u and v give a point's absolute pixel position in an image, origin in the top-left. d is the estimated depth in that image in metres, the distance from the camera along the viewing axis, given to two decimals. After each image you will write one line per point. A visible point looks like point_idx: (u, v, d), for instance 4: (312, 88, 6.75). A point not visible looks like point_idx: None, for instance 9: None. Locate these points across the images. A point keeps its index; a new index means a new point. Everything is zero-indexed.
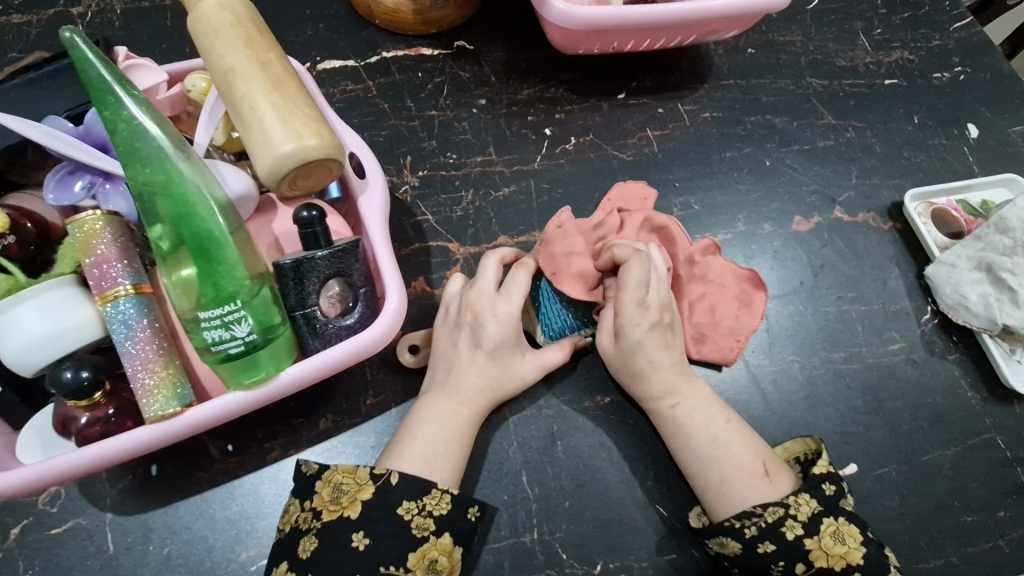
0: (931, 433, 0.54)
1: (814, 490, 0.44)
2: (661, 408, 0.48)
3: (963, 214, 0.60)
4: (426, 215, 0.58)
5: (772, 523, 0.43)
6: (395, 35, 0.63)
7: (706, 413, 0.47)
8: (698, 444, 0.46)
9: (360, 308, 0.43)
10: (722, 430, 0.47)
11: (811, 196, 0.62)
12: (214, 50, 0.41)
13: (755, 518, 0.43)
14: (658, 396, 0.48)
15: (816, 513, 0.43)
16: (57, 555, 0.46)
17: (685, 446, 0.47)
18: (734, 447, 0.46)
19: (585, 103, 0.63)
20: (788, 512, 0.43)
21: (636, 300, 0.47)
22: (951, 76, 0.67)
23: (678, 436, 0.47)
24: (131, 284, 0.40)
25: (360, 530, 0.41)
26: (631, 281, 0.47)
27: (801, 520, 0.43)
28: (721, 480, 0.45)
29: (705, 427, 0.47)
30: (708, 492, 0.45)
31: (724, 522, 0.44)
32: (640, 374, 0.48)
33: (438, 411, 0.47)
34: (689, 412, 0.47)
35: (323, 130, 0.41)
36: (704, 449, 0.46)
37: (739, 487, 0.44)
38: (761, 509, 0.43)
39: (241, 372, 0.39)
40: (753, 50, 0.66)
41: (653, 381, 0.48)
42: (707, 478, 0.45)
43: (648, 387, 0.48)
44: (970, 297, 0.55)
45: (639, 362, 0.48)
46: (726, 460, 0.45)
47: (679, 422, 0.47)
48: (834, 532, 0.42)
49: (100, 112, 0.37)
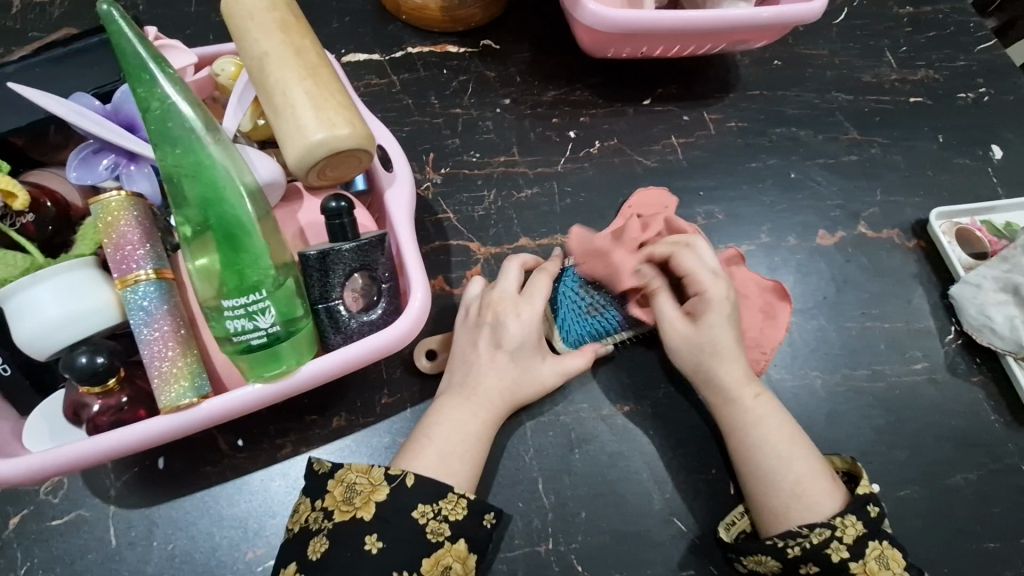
0: (954, 456, 0.53)
1: (860, 512, 0.42)
2: (737, 400, 0.46)
3: (987, 234, 0.60)
4: (448, 213, 0.57)
5: (817, 545, 0.41)
6: (421, 31, 0.62)
7: (777, 415, 0.46)
8: (762, 447, 0.44)
9: (383, 303, 0.41)
10: (791, 433, 0.45)
11: (835, 210, 0.61)
12: (249, 35, 0.40)
13: (801, 539, 0.41)
14: (737, 385, 0.47)
15: (861, 536, 0.41)
16: (58, 547, 0.44)
17: (749, 446, 0.45)
18: (798, 453, 0.44)
19: (610, 108, 0.62)
20: (834, 534, 0.41)
21: (706, 279, 0.48)
22: (975, 97, 0.66)
23: (740, 435, 0.46)
24: (152, 269, 0.39)
25: (372, 533, 0.39)
26: (693, 261, 0.49)
27: (846, 543, 0.41)
28: (772, 494, 0.43)
29: (776, 426, 0.45)
30: (766, 504, 0.43)
31: (767, 540, 0.43)
32: (716, 362, 0.47)
33: (457, 413, 0.46)
34: (764, 409, 0.46)
35: (356, 120, 0.40)
36: (770, 451, 0.44)
37: (798, 496, 0.42)
38: (807, 529, 0.41)
39: (262, 364, 0.38)
40: (779, 62, 0.66)
41: (729, 371, 0.47)
42: (765, 486, 0.43)
43: (728, 373, 0.47)
44: (995, 319, 0.54)
45: (719, 348, 0.47)
46: (791, 464, 0.44)
47: (755, 416, 0.46)
48: (878, 556, 0.41)
49: (134, 90, 0.36)
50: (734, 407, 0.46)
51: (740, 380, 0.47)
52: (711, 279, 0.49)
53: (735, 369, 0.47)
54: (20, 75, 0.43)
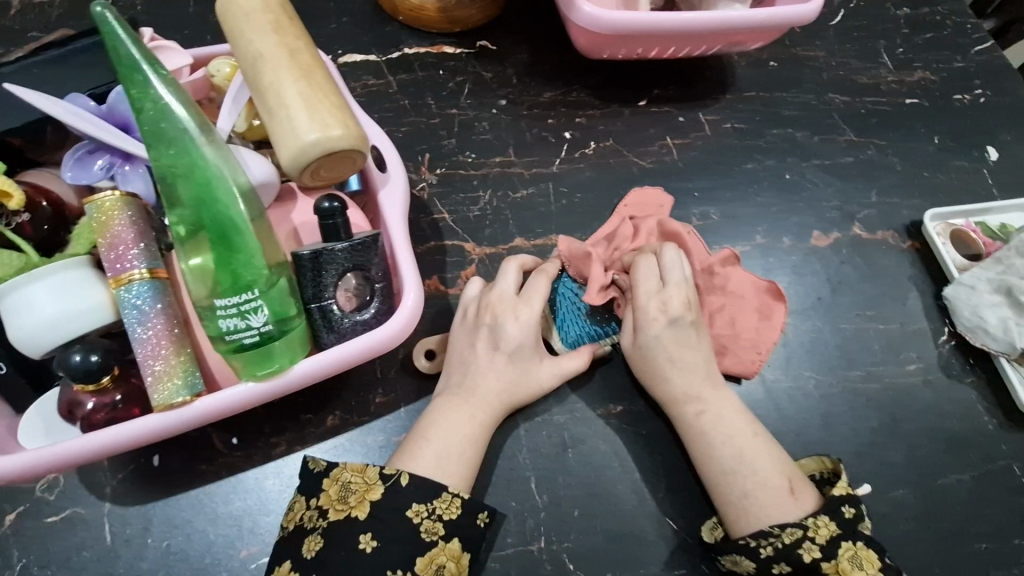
0: (947, 457, 0.53)
1: (834, 513, 0.42)
2: (684, 415, 0.47)
3: (982, 236, 0.60)
4: (444, 213, 0.57)
5: (789, 545, 0.41)
6: (419, 32, 0.62)
7: (731, 424, 0.46)
8: (716, 455, 0.45)
9: (377, 303, 0.42)
10: (745, 446, 0.45)
11: (831, 211, 0.61)
12: (244, 37, 0.41)
13: (772, 539, 0.42)
14: (680, 400, 0.48)
15: (835, 536, 0.42)
16: (53, 544, 0.44)
17: (703, 454, 0.46)
18: (751, 465, 0.44)
19: (607, 108, 0.62)
20: (806, 534, 0.41)
21: (650, 294, 0.48)
22: (971, 98, 0.66)
23: (695, 447, 0.46)
24: (146, 268, 0.39)
25: (368, 532, 0.40)
26: (645, 275, 0.49)
27: (819, 543, 0.41)
28: (734, 496, 0.44)
29: (728, 439, 0.46)
30: (728, 506, 0.44)
31: (739, 541, 0.43)
32: (658, 377, 0.48)
33: (454, 414, 0.46)
34: (714, 421, 0.46)
35: (349, 121, 0.40)
36: (720, 463, 0.45)
37: (746, 506, 0.43)
38: (778, 529, 0.42)
39: (255, 363, 0.38)
40: (776, 63, 0.66)
41: (673, 382, 0.48)
42: (725, 489, 0.44)
43: (673, 386, 0.48)
44: (989, 320, 0.54)
45: (656, 364, 0.48)
46: (740, 476, 0.44)
47: (701, 431, 0.46)
48: (852, 556, 0.41)
49: (128, 91, 0.37)
50: (686, 421, 0.47)
51: (686, 396, 0.47)
52: (660, 293, 0.48)
53: (681, 381, 0.48)
54: (17, 75, 0.43)
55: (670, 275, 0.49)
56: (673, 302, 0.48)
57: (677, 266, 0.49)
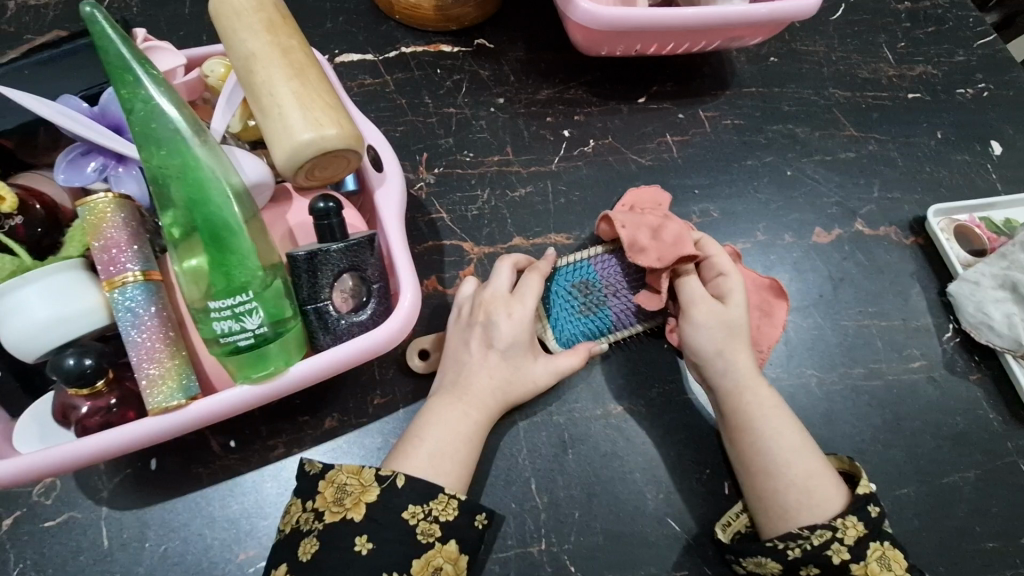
0: (952, 455, 0.52)
1: (860, 512, 0.42)
2: (746, 396, 0.46)
3: (986, 231, 0.59)
4: (441, 212, 0.57)
5: (818, 546, 0.41)
6: (415, 31, 0.62)
7: (781, 411, 0.46)
8: (773, 441, 0.44)
9: (373, 304, 0.41)
10: (796, 430, 0.45)
11: (832, 207, 0.61)
12: (236, 35, 0.40)
13: (801, 541, 0.41)
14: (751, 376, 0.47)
15: (862, 537, 0.41)
16: (50, 548, 0.44)
17: (754, 443, 0.45)
18: (801, 451, 0.44)
19: (605, 106, 0.62)
20: (835, 535, 0.41)
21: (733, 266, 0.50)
22: (974, 92, 0.66)
23: (746, 433, 0.45)
24: (140, 270, 0.39)
25: (363, 534, 0.39)
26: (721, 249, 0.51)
27: (848, 544, 0.41)
28: (779, 490, 0.43)
29: (783, 424, 0.45)
30: (778, 498, 0.43)
31: (767, 543, 0.42)
32: (740, 345, 0.48)
33: (449, 412, 0.45)
34: (770, 402, 0.46)
35: (344, 121, 0.40)
36: (772, 447, 0.44)
37: (797, 497, 0.42)
38: (808, 531, 0.41)
39: (250, 365, 0.38)
40: (776, 58, 0.65)
41: (746, 356, 0.48)
42: (773, 480, 0.43)
43: (747, 358, 0.48)
44: (994, 316, 0.53)
45: (740, 332, 0.48)
46: (795, 463, 0.43)
47: (759, 415, 0.45)
48: (879, 557, 0.41)
49: (117, 90, 0.36)
50: (745, 402, 0.46)
51: (752, 373, 0.47)
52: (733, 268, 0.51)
53: (747, 356, 0.48)
54: (10, 77, 0.43)
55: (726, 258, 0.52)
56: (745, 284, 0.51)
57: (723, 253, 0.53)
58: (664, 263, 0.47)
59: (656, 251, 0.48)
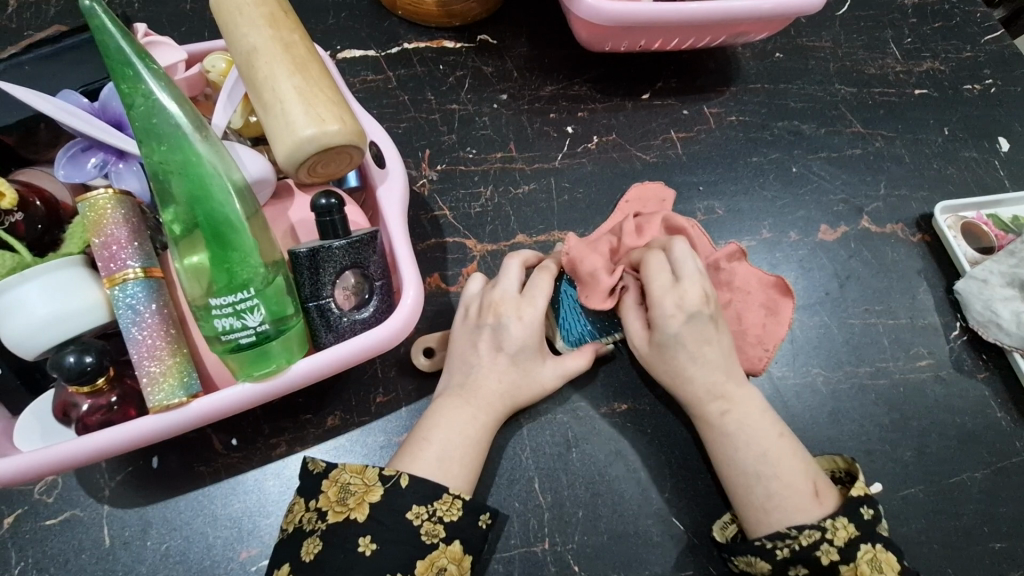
0: (959, 455, 0.52)
1: (852, 514, 0.41)
2: (708, 414, 0.46)
3: (993, 228, 0.59)
4: (444, 210, 0.56)
5: (807, 546, 0.40)
6: (418, 27, 0.61)
7: (758, 425, 0.45)
8: (743, 456, 0.44)
9: (376, 301, 0.41)
10: (773, 445, 0.44)
11: (838, 205, 0.60)
12: (238, 30, 0.40)
13: (789, 541, 0.41)
14: (704, 398, 0.46)
15: (853, 538, 0.41)
16: (51, 547, 0.44)
17: (725, 457, 0.44)
18: (775, 465, 0.43)
19: (609, 102, 0.61)
20: (824, 536, 0.40)
21: (665, 291, 0.45)
22: (981, 88, 0.65)
23: (717, 447, 0.45)
24: (141, 267, 0.39)
25: (366, 534, 0.39)
26: (656, 271, 0.46)
27: (837, 545, 0.40)
28: (752, 501, 0.43)
29: (754, 440, 0.44)
30: (751, 510, 0.43)
31: (754, 541, 0.42)
32: (680, 374, 0.46)
33: (455, 414, 0.45)
34: (741, 420, 0.45)
35: (346, 116, 0.39)
36: (744, 459, 0.44)
37: (769, 508, 0.42)
38: (796, 531, 0.40)
39: (252, 363, 0.37)
40: (782, 54, 0.65)
41: (694, 382, 0.46)
42: (746, 492, 0.43)
43: (696, 384, 0.46)
44: (1002, 314, 0.53)
45: (678, 361, 0.46)
46: (764, 479, 0.43)
47: (729, 430, 0.45)
48: (871, 559, 0.40)
49: (117, 85, 0.36)
50: (710, 417, 0.45)
51: (709, 394, 0.46)
52: (674, 289, 0.45)
53: (698, 381, 0.46)
54: (10, 73, 0.43)
55: (682, 270, 0.46)
56: (686, 298, 0.45)
57: (688, 259, 0.46)
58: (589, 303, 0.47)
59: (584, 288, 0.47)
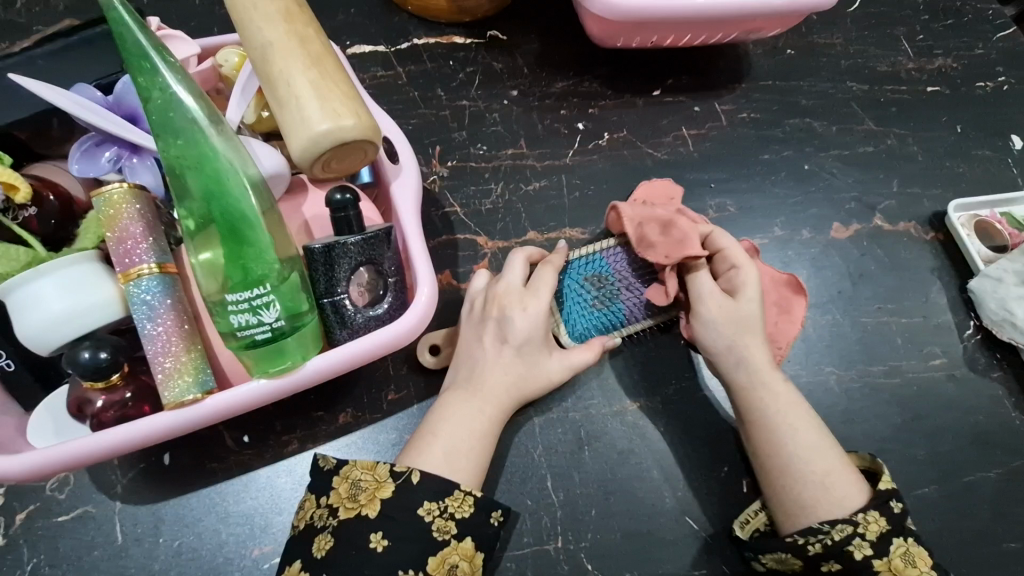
0: (973, 455, 0.51)
1: (883, 507, 0.41)
2: (755, 394, 0.45)
3: (1008, 227, 0.58)
4: (455, 206, 0.56)
5: (838, 542, 0.40)
6: (427, 22, 0.61)
7: (799, 408, 0.45)
8: (788, 440, 0.43)
9: (389, 298, 0.41)
10: (813, 428, 0.44)
11: (850, 203, 0.60)
12: (252, 23, 0.40)
13: (821, 536, 0.40)
14: (761, 373, 0.46)
15: (885, 533, 0.40)
16: (63, 544, 0.44)
17: (767, 442, 0.44)
18: (818, 450, 0.43)
19: (620, 99, 0.61)
20: (856, 530, 0.40)
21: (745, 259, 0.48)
22: (994, 86, 0.64)
23: (758, 432, 0.44)
24: (156, 263, 0.39)
25: (378, 530, 0.39)
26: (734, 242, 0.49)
27: (869, 540, 0.40)
28: (792, 490, 0.42)
29: (797, 422, 0.44)
30: (793, 496, 0.42)
31: (788, 537, 0.41)
32: (750, 342, 0.46)
33: (464, 408, 0.45)
34: (787, 400, 0.45)
35: (361, 111, 0.39)
36: (789, 444, 0.43)
37: (813, 495, 0.41)
38: (829, 526, 0.40)
39: (266, 360, 0.37)
40: (793, 51, 0.64)
41: (759, 351, 0.46)
42: (787, 479, 0.42)
43: (758, 355, 0.46)
44: (1018, 313, 0.52)
45: (753, 326, 0.47)
46: (812, 462, 0.42)
47: (774, 412, 0.44)
48: (903, 554, 0.40)
49: (134, 79, 0.36)
50: (758, 396, 0.45)
51: (761, 370, 0.46)
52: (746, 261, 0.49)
53: (762, 350, 0.47)
54: (23, 66, 0.43)
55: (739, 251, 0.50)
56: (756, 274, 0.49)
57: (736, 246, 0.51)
58: (671, 261, 0.46)
59: (665, 249, 0.47)
